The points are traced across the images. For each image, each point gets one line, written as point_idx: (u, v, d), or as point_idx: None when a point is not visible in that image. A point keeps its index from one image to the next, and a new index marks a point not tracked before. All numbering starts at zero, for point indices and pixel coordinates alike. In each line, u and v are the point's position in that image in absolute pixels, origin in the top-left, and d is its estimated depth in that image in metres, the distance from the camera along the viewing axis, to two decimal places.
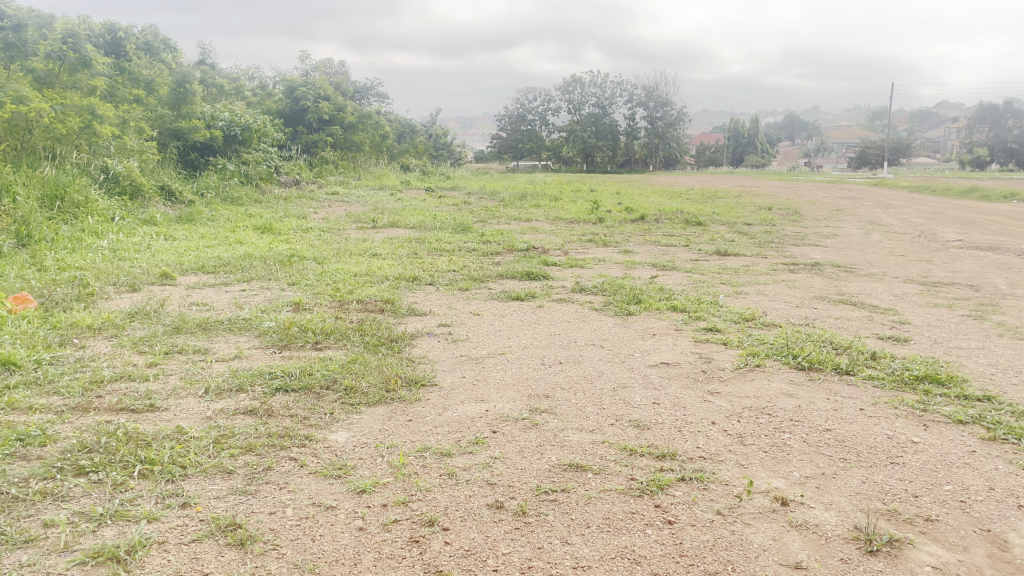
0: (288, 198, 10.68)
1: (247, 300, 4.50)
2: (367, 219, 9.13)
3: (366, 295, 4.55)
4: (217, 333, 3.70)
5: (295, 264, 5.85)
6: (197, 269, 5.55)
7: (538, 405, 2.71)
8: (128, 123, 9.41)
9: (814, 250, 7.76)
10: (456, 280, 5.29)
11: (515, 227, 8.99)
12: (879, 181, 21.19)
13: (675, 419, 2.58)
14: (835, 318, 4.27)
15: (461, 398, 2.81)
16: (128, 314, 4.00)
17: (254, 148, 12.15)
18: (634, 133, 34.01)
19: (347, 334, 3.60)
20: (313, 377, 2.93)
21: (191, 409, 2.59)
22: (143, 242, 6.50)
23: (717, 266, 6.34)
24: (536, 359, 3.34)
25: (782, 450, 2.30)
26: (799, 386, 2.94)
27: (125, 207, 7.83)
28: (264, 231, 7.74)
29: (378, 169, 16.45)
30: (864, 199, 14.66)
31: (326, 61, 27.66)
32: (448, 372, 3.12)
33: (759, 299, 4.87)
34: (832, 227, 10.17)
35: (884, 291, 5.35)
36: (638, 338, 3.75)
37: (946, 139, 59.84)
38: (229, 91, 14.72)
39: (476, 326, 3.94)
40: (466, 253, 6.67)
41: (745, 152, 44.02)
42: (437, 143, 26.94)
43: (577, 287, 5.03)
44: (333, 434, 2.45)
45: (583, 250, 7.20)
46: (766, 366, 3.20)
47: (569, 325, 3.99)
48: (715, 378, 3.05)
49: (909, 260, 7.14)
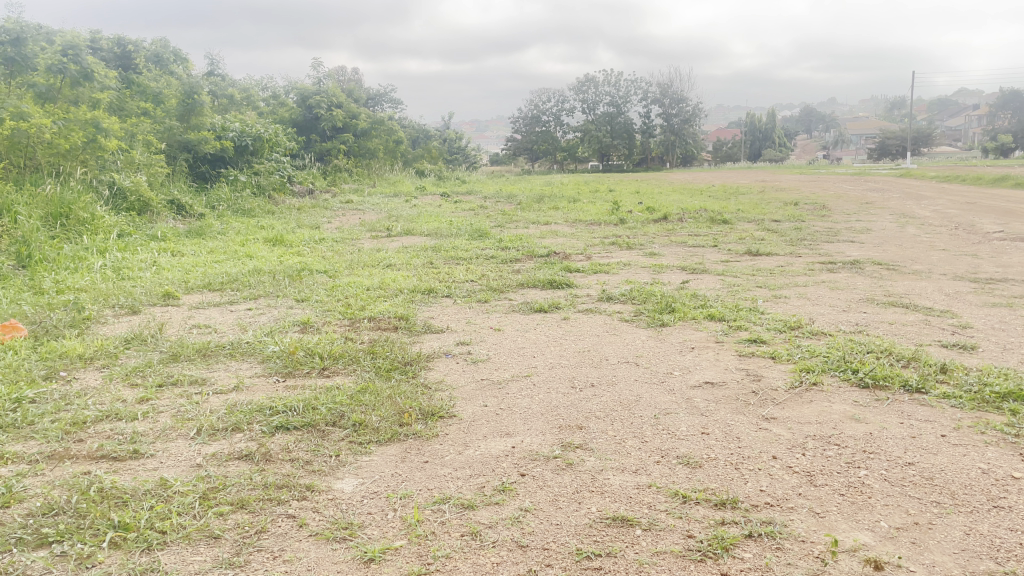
0: (302, 208, 10.42)
1: (253, 320, 4.20)
2: (381, 227, 8.85)
3: (378, 311, 4.24)
4: (217, 360, 3.40)
5: (305, 278, 5.57)
6: (203, 287, 5.28)
7: (571, 440, 2.39)
8: (135, 136, 9.22)
9: (850, 247, 7.39)
10: (474, 291, 4.97)
11: (534, 230, 8.67)
12: (904, 172, 20.64)
13: (731, 454, 2.25)
14: (889, 323, 3.91)
15: (483, 432, 2.49)
16: (123, 340, 3.71)
17: (266, 158, 11.90)
18: (649, 131, 33.62)
19: (357, 358, 3.29)
20: (318, 412, 2.61)
21: (180, 455, 2.29)
22: (148, 259, 6.25)
23: (750, 267, 5.98)
24: (565, 381, 3.01)
25: (862, 494, 1.97)
26: (865, 409, 2.59)
27: (132, 222, 7.60)
28: (275, 244, 7.47)
29: (393, 175, 16.20)
30: (892, 190, 14.18)
31: (338, 70, 27.57)
32: (470, 399, 2.81)
33: (800, 304, 4.51)
34: (864, 221, 9.74)
35: (933, 289, 4.97)
36: (676, 353, 3.41)
37: (967, 126, 58.82)
38: (240, 102, 14.54)
39: (498, 343, 3.62)
40: (484, 261, 6.36)
41: (763, 146, 43.38)
42: (452, 147, 26.72)
43: (604, 295, 4.69)
44: (338, 482, 2.14)
45: (606, 254, 6.86)
46: (824, 384, 2.85)
47: (598, 339, 3.66)
48: (769, 401, 2.71)
49: (952, 255, 6.75)
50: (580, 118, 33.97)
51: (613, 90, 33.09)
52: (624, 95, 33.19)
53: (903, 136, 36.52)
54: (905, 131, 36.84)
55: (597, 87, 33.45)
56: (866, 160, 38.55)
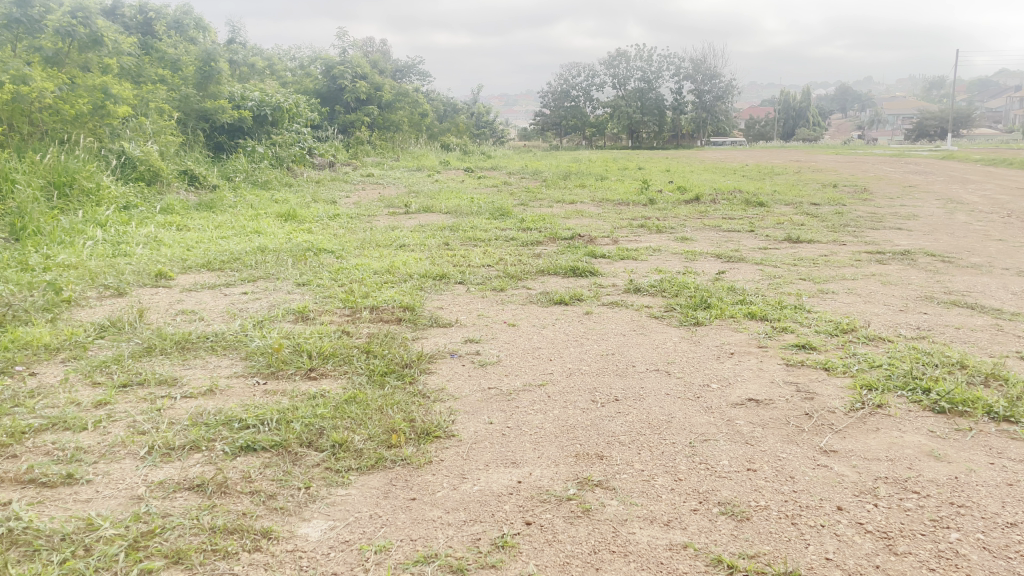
0: (319, 181, 10.04)
1: (244, 307, 3.83)
2: (399, 203, 8.44)
3: (382, 300, 3.84)
4: (195, 355, 3.03)
5: (311, 258, 5.19)
6: (201, 267, 4.91)
7: (589, 474, 1.98)
8: (149, 103, 8.87)
9: (898, 234, 6.88)
10: (490, 278, 4.56)
11: (559, 210, 8.21)
12: (947, 154, 19.80)
13: (785, 502, 1.83)
14: (957, 329, 3.44)
15: (485, 459, 2.10)
16: (96, 328, 3.34)
17: (286, 129, 11.50)
18: (680, 108, 32.75)
19: (350, 357, 2.90)
20: (293, 428, 2.22)
21: (120, 483, 1.94)
22: (149, 234, 5.89)
23: (791, 256, 5.51)
24: (585, 393, 2.60)
25: (957, 570, 1.55)
26: (944, 443, 2.15)
27: (140, 193, 7.25)
28: (287, 220, 7.08)
29: (417, 148, 15.74)
30: (936, 174, 13.47)
31: (367, 41, 27.08)
32: (473, 414, 2.41)
33: (851, 301, 4.05)
34: (910, 207, 9.17)
35: (997, 287, 4.48)
36: (713, 360, 2.99)
37: (1008, 108, 57.16)
38: (262, 71, 14.15)
39: (512, 342, 3.21)
40: (503, 243, 5.94)
41: (796, 125, 42.22)
42: (478, 121, 26.20)
43: (631, 286, 4.26)
44: (303, 526, 1.76)
45: (635, 238, 6.41)
46: (891, 408, 2.41)
47: (624, 340, 3.23)
48: (826, 428, 2.27)
49: (1010, 246, 6.23)
50: (610, 94, 33.28)
51: (645, 65, 32.30)
52: (656, 71, 32.43)
53: (943, 117, 35.35)
54: (944, 111, 35.69)
55: (627, 62, 32.74)
56: (903, 141, 37.40)
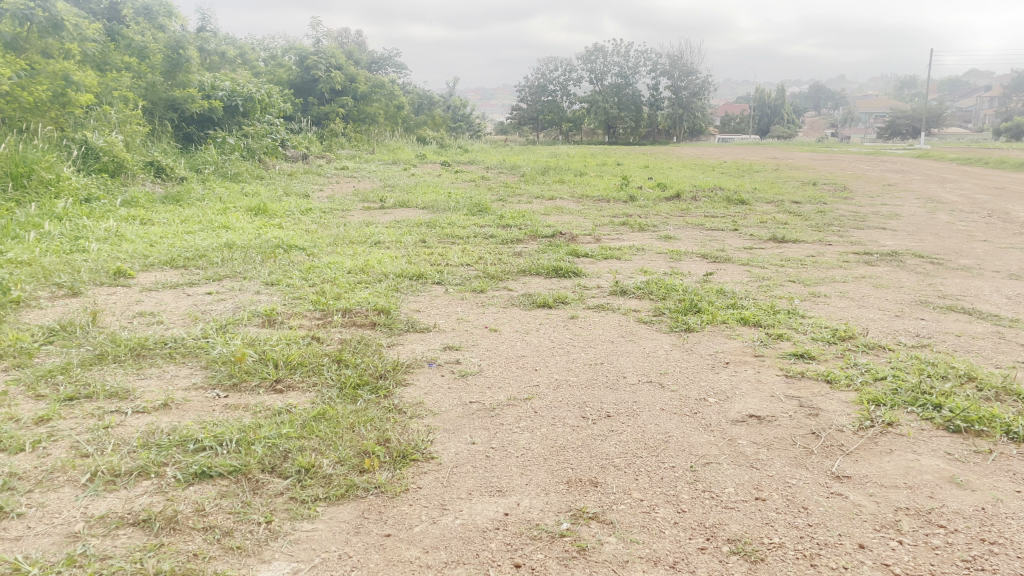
0: (292, 175, 9.75)
1: (208, 309, 3.59)
2: (374, 198, 8.19)
3: (355, 302, 3.61)
4: (152, 364, 2.80)
5: (281, 256, 4.94)
6: (164, 264, 4.66)
7: (584, 505, 1.80)
8: (113, 92, 8.53)
9: (883, 234, 6.78)
10: (469, 279, 4.35)
11: (538, 207, 8.02)
12: (921, 152, 19.85)
13: (801, 539, 1.65)
14: (958, 336, 3.30)
15: (468, 486, 1.90)
16: (45, 332, 3.09)
17: (258, 120, 11.17)
18: (657, 103, 32.68)
19: (320, 368, 2.69)
20: (255, 450, 2.01)
21: (55, 517, 1.71)
22: (110, 228, 5.60)
23: (777, 257, 5.36)
24: (574, 409, 2.40)
25: None
26: (964, 467, 1.99)
27: (103, 185, 6.93)
28: (256, 214, 6.81)
29: (392, 142, 15.45)
30: (913, 173, 13.47)
31: (342, 32, 26.66)
32: (454, 433, 2.21)
33: (844, 305, 3.90)
34: (891, 206, 9.10)
35: (990, 291, 4.37)
36: (708, 370, 2.81)
37: (977, 108, 57.91)
38: (233, 60, 13.78)
39: (494, 349, 3.02)
40: (482, 240, 5.74)
41: (772, 123, 42.41)
42: (454, 115, 25.90)
43: (618, 288, 4.08)
44: (262, 570, 1.55)
45: (617, 236, 6.24)
46: (902, 427, 2.25)
47: (613, 348, 3.05)
48: (836, 451, 2.10)
49: (997, 248, 6.14)
50: (587, 89, 33.15)
51: (622, 60, 32.21)
52: (633, 66, 32.35)
53: (915, 116, 35.64)
54: (917, 110, 35.97)
55: (604, 57, 32.62)
56: (875, 139, 37.68)
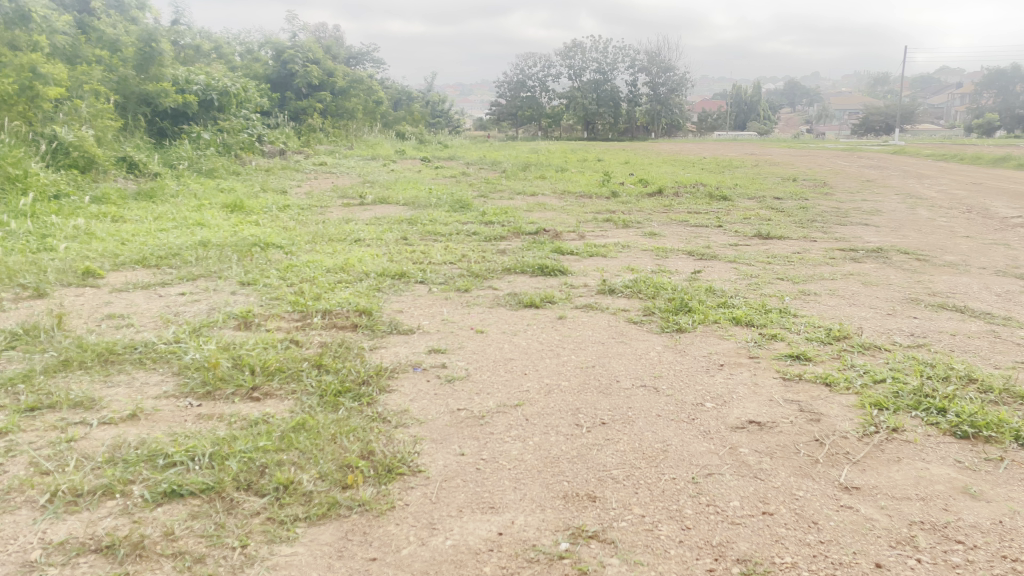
0: (269, 170, 9.56)
1: (180, 310, 3.44)
2: (353, 194, 8.04)
3: (335, 303, 3.48)
4: (120, 371, 2.65)
5: (257, 254, 4.79)
6: (136, 263, 4.49)
7: (584, 523, 1.70)
8: (83, 85, 8.30)
9: (867, 231, 6.74)
10: (453, 278, 4.23)
11: (520, 203, 7.91)
12: (897, 148, 19.98)
13: (814, 558, 1.57)
14: (954, 335, 3.23)
15: (458, 503, 1.79)
16: (6, 337, 2.92)
17: (234, 114, 10.95)
18: (636, 99, 32.66)
19: (299, 374, 2.55)
20: (230, 466, 1.88)
21: (10, 543, 1.57)
22: (79, 226, 5.40)
23: (764, 254, 5.29)
24: (567, 416, 2.29)
25: None
26: (977, 476, 1.90)
27: (73, 181, 6.72)
28: (232, 211, 6.64)
29: (371, 137, 15.25)
30: (892, 168, 13.52)
31: (319, 27, 26.33)
32: (442, 443, 2.10)
33: (835, 304, 3.83)
34: (872, 201, 9.09)
35: (980, 288, 4.31)
36: (703, 373, 2.71)
37: (951, 104, 58.46)
38: (208, 54, 13.51)
39: (480, 352, 2.90)
40: (465, 238, 5.61)
41: (749, 119, 42.59)
42: (433, 110, 25.70)
43: (605, 287, 3.98)
44: None
45: (602, 232, 6.15)
46: (908, 433, 2.16)
47: (604, 350, 2.94)
48: (842, 460, 2.01)
49: (981, 243, 6.11)
50: (567, 84, 33.08)
51: (601, 56, 32.17)
52: (612, 61, 32.31)
53: (890, 113, 35.95)
54: (892, 106, 36.24)
55: (583, 53, 32.54)
56: (851, 135, 37.98)
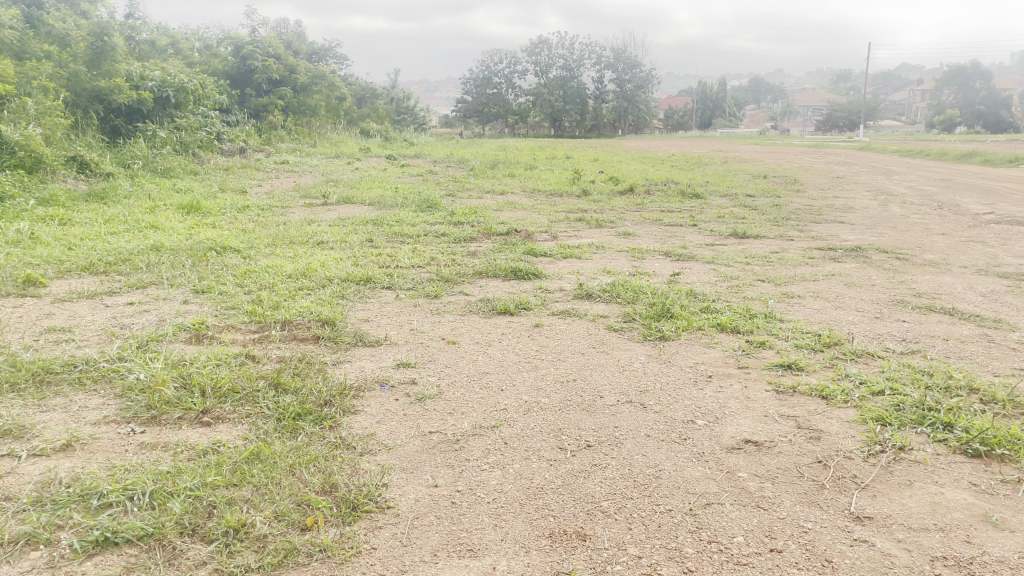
0: (229, 169, 9.24)
1: (127, 322, 3.19)
2: (317, 193, 7.78)
3: (296, 312, 3.26)
4: (57, 393, 2.40)
5: (214, 258, 4.54)
6: (82, 270, 4.21)
7: (573, 568, 1.51)
8: (31, 82, 7.92)
9: (842, 228, 6.66)
10: (421, 282, 4.03)
11: (489, 202, 7.73)
12: (861, 144, 20.15)
13: None
14: (947, 340, 3.11)
15: (432, 546, 1.59)
16: None
17: (192, 111, 10.57)
18: (602, 96, 32.60)
19: (255, 396, 2.33)
20: (172, 507, 1.66)
21: None
22: (23, 229, 5.09)
23: (741, 254, 5.16)
24: (549, 439, 2.11)
25: None
26: (996, 502, 1.76)
27: (18, 182, 6.37)
28: (188, 212, 6.35)
29: (335, 135, 14.94)
30: (859, 165, 13.55)
31: (281, 23, 25.85)
32: (413, 474, 1.90)
33: (820, 306, 3.70)
34: (843, 198, 9.05)
35: (964, 288, 4.22)
36: (692, 386, 2.54)
37: (910, 102, 59.35)
38: (164, 49, 13.10)
39: (452, 366, 2.70)
40: (433, 239, 5.41)
41: (714, 116, 42.82)
42: (398, 107, 25.37)
43: (582, 291, 3.80)
44: None
45: (575, 232, 5.99)
46: (917, 452, 2.01)
47: (584, 362, 2.76)
48: (850, 485, 1.85)
49: (957, 241, 6.06)
50: (533, 81, 32.95)
51: (566, 53, 32.08)
52: (578, 58, 32.22)
53: (852, 110, 36.35)
54: (854, 103, 36.67)
55: (549, 50, 32.40)
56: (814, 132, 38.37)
